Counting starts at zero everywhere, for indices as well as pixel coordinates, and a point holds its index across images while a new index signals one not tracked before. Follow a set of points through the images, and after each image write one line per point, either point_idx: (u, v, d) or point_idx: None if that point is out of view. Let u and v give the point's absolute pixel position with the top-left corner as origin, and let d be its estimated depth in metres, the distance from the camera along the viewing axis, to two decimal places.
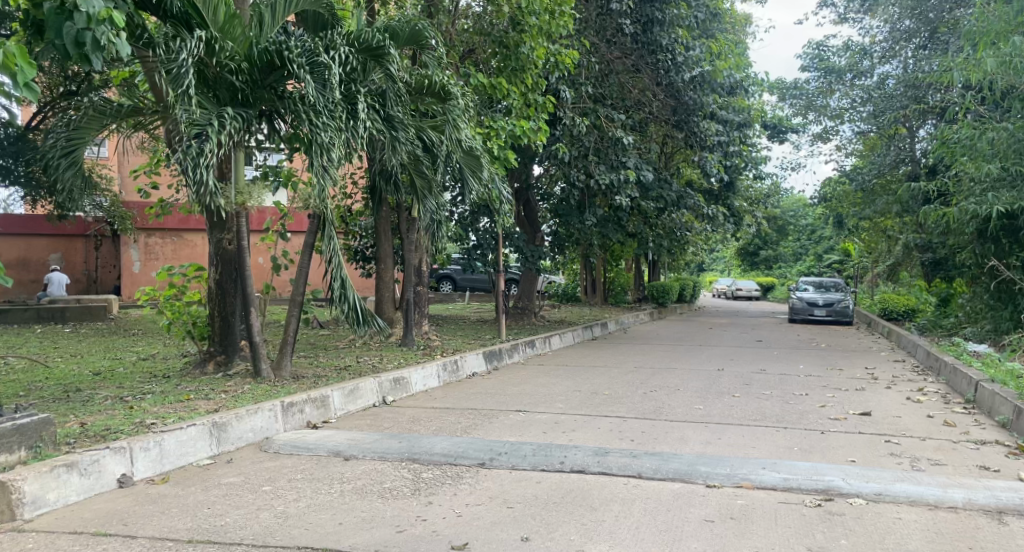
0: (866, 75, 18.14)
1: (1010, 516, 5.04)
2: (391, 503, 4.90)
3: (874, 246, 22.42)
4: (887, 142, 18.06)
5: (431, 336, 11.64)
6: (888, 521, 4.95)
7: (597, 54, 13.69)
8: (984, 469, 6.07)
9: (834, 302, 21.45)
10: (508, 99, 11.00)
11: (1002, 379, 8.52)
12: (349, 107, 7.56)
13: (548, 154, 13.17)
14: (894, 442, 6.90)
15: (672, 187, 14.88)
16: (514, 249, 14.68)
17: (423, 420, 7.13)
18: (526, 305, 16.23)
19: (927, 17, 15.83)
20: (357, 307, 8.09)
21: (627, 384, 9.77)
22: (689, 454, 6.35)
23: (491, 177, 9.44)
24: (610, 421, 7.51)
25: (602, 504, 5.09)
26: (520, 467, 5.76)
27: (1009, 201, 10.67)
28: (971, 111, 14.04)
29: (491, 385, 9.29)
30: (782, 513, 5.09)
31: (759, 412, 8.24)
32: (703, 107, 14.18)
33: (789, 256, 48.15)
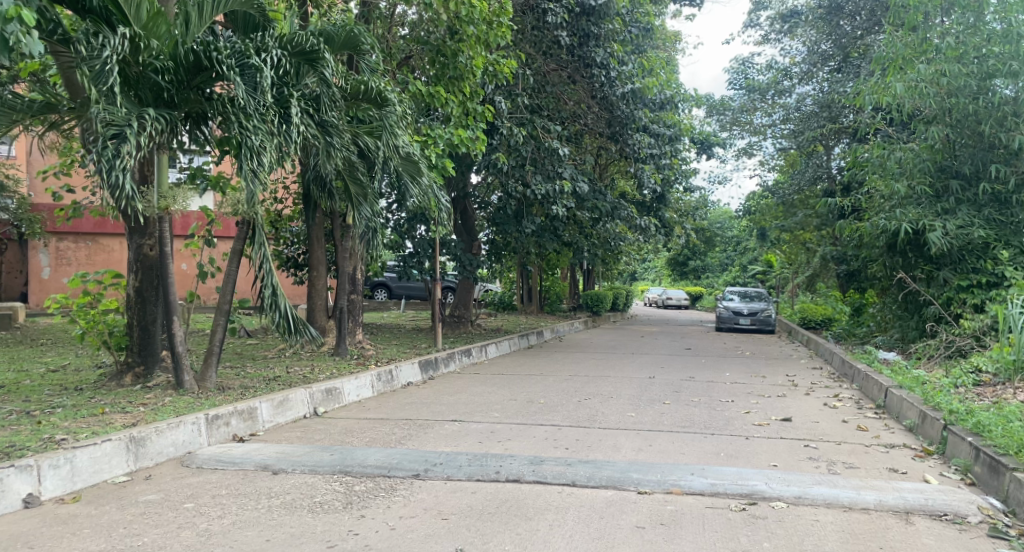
0: (787, 94, 18.81)
1: (918, 516, 5.24)
2: (321, 518, 4.75)
3: (792, 258, 23.11)
4: (806, 158, 18.62)
5: (365, 345, 11.45)
6: (807, 524, 5.09)
7: (534, 66, 13.81)
8: (894, 471, 6.31)
9: (757, 311, 22.07)
10: (446, 107, 10.94)
11: (909, 384, 8.91)
12: (281, 111, 7.40)
13: (485, 163, 13.12)
14: (812, 446, 7.11)
15: (606, 198, 15.08)
16: (451, 257, 14.57)
17: (355, 431, 6.98)
18: (461, 313, 16.14)
19: (841, 41, 16.63)
20: (289, 315, 7.89)
21: (562, 392, 9.80)
22: (621, 461, 6.40)
23: (430, 183, 9.29)
24: (545, 429, 7.51)
25: (537, 513, 5.07)
26: (455, 478, 5.68)
27: (915, 218, 11.11)
28: (881, 132, 14.73)
29: (425, 395, 9.17)
30: (709, 518, 5.17)
31: (688, 419, 8.38)
32: (636, 120, 14.43)
33: (716, 267, 49.68)
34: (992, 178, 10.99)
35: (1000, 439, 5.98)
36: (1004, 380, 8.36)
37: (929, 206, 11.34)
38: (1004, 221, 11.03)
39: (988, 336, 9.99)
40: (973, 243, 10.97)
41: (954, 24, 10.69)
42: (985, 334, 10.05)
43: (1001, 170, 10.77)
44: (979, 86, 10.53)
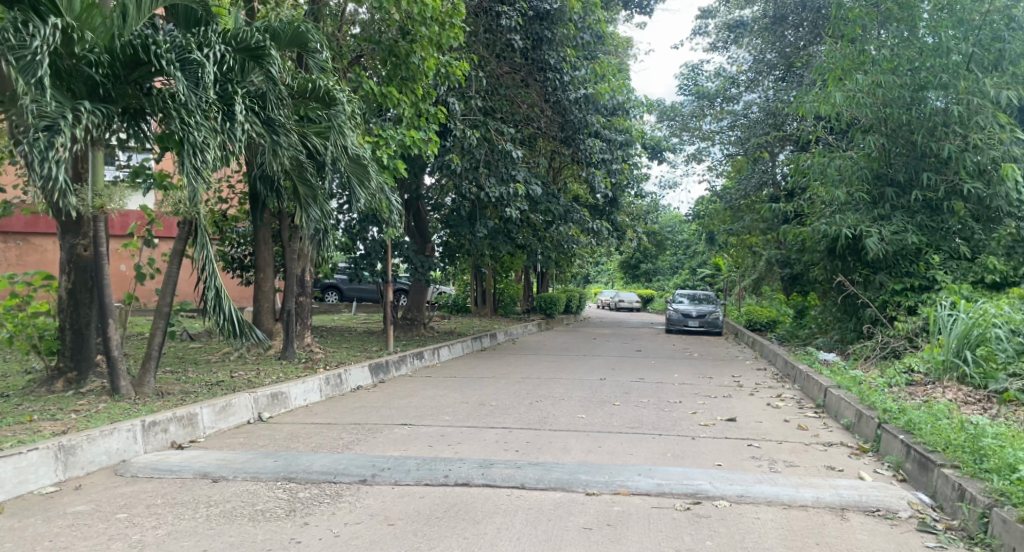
0: (734, 101, 19.20)
1: (853, 511, 5.39)
2: (263, 526, 4.66)
3: (739, 262, 23.53)
4: (752, 164, 18.98)
5: (314, 348, 11.28)
6: (748, 521, 5.19)
7: (487, 68, 13.82)
8: (831, 468, 6.49)
9: (706, 314, 22.45)
10: (399, 108, 10.86)
11: (847, 384, 9.17)
12: (225, 108, 7.25)
13: (439, 164, 13.06)
14: (755, 446, 7.26)
15: (559, 201, 15.20)
16: (403, 259, 14.44)
17: (302, 437, 6.87)
18: (414, 315, 16.03)
19: (785, 51, 17.12)
20: (233, 318, 7.73)
21: (513, 395, 9.81)
22: (571, 463, 6.43)
23: (380, 186, 9.20)
24: (495, 432, 7.51)
25: (484, 517, 5.06)
26: (403, 482, 5.63)
27: (853, 223, 11.39)
28: (823, 140, 15.16)
29: (375, 399, 9.09)
30: (655, 518, 5.24)
31: (637, 420, 8.48)
32: (588, 126, 14.57)
33: (667, 269, 50.56)
34: (924, 186, 11.41)
35: (929, 436, 6.19)
36: (934, 379, 8.65)
37: (866, 212, 11.64)
38: (935, 227, 11.45)
39: (920, 337, 10.34)
40: (907, 248, 11.33)
41: (889, 37, 11.10)
42: (917, 336, 10.39)
43: (933, 178, 11.20)
44: (912, 97, 10.97)
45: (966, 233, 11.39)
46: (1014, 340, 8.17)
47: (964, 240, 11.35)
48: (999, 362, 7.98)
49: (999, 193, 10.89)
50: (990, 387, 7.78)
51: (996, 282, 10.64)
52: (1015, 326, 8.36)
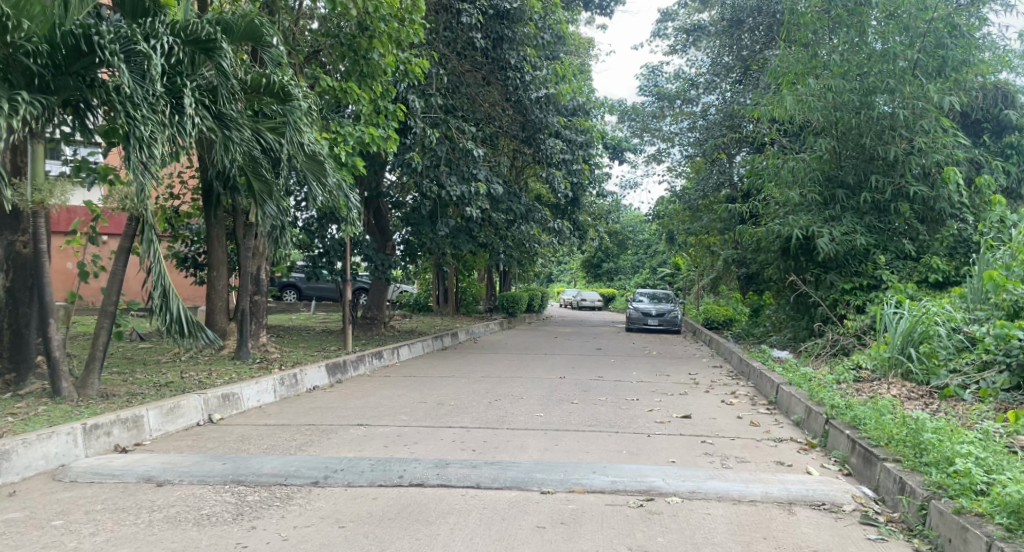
0: (693, 102, 19.46)
1: (800, 505, 5.52)
2: (208, 531, 4.58)
3: (697, 261, 23.82)
4: (710, 165, 19.16)
5: (270, 348, 11.05)
6: (699, 517, 5.28)
7: (447, 65, 13.76)
8: (781, 464, 6.62)
9: (665, 312, 22.71)
10: (358, 104, 10.69)
11: (797, 381, 9.35)
12: (173, 101, 7.12)
13: (399, 162, 12.97)
14: (709, 442, 7.37)
15: (521, 201, 15.36)
16: (363, 257, 14.29)
17: (253, 439, 6.77)
18: (374, 314, 15.86)
19: (741, 54, 17.44)
20: (182, 319, 7.59)
21: (472, 394, 9.79)
22: (527, 461, 6.45)
23: (337, 182, 9.10)
24: (453, 432, 7.49)
25: (438, 517, 5.05)
26: (356, 484, 5.59)
27: (805, 224, 11.62)
28: (777, 142, 15.45)
29: (331, 399, 8.99)
30: (608, 515, 5.30)
31: (594, 418, 8.54)
32: (548, 126, 14.61)
33: (628, 269, 51.06)
34: (873, 188, 11.69)
35: (873, 430, 6.36)
36: (880, 376, 8.88)
37: (818, 213, 11.87)
38: (883, 228, 11.73)
39: (868, 335, 10.64)
40: (856, 249, 11.57)
41: (840, 42, 11.33)
42: (865, 333, 10.68)
43: (881, 181, 11.48)
44: (861, 101, 11.21)
45: (912, 234, 11.70)
46: (955, 337, 8.43)
47: (910, 241, 11.67)
48: (941, 359, 8.22)
49: (942, 196, 11.23)
50: (932, 383, 8.02)
51: (939, 281, 11.13)
52: (956, 324, 8.65)
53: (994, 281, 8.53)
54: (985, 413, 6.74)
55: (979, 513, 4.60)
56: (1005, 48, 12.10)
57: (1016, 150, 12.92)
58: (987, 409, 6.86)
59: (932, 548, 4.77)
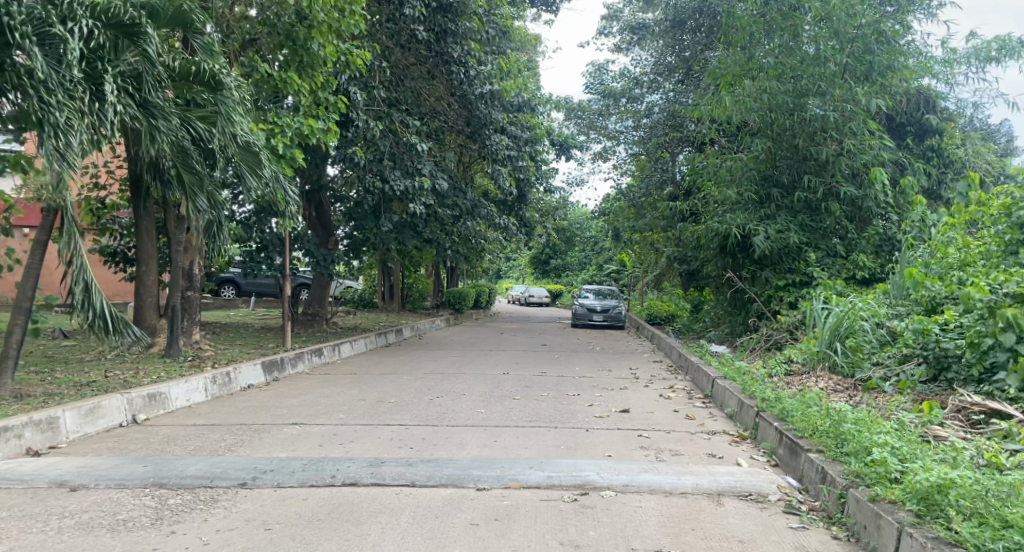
0: (638, 101, 19.63)
1: (729, 497, 5.66)
2: (123, 538, 4.43)
3: (641, 258, 24.11)
4: (654, 164, 19.37)
5: (203, 345, 10.71)
6: (630, 511, 5.36)
7: (391, 58, 13.59)
8: (712, 456, 6.76)
9: (609, 308, 22.93)
10: (298, 95, 10.31)
11: (732, 374, 9.56)
12: (92, 87, 6.87)
13: (341, 156, 12.75)
14: (645, 436, 7.47)
15: (467, 196, 15.17)
16: (304, 252, 14.01)
17: (180, 439, 6.58)
18: (316, 311, 15.56)
19: (683, 55, 17.77)
20: (105, 314, 7.31)
21: (412, 391, 9.72)
22: (464, 458, 6.43)
23: (273, 174, 8.86)
24: (390, 429, 7.41)
25: (370, 516, 5.00)
26: (286, 484, 5.49)
27: (742, 222, 11.85)
28: (718, 142, 15.75)
29: (265, 398, 8.80)
30: (542, 510, 5.33)
31: (535, 413, 8.57)
32: (493, 122, 14.54)
33: (575, 265, 51.52)
34: (806, 188, 12.00)
35: (799, 422, 6.56)
36: (809, 369, 9.15)
37: (754, 211, 12.11)
38: (815, 227, 12.08)
39: (799, 330, 10.96)
40: (789, 247, 11.88)
41: (775, 45, 11.58)
42: (797, 328, 10.97)
43: (813, 180, 11.79)
44: (794, 103, 11.45)
45: (841, 233, 12.15)
46: (878, 332, 8.82)
47: (840, 240, 12.08)
48: (865, 352, 8.54)
49: (869, 196, 11.67)
50: (857, 375, 8.31)
51: (866, 278, 11.63)
52: (879, 319, 9.00)
53: (914, 279, 8.90)
54: (903, 404, 7.00)
55: (892, 500, 4.82)
56: (927, 55, 12.59)
57: (937, 153, 13.47)
58: (905, 400, 7.13)
59: (849, 535, 4.97)
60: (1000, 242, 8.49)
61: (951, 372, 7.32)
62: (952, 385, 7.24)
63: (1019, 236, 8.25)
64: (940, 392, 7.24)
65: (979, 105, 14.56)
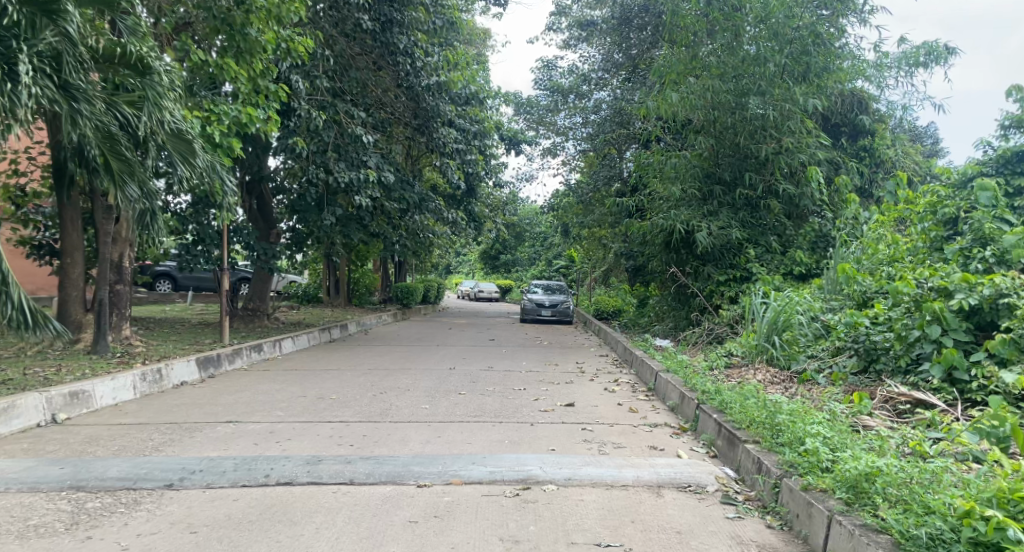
0: (586, 97, 19.67)
1: (668, 488, 5.70)
2: (34, 545, 4.25)
3: (590, 254, 24.21)
4: (602, 160, 19.41)
5: (134, 341, 10.32)
6: (572, 504, 5.35)
7: (335, 47, 13.33)
8: (653, 448, 6.81)
9: (557, 303, 23.00)
10: (236, 82, 9.98)
11: (674, 367, 9.67)
12: (6, 67, 6.54)
13: (282, 146, 12.47)
14: (588, 429, 7.48)
15: (414, 189, 14.93)
16: (243, 245, 13.61)
17: (103, 439, 6.33)
18: (256, 306, 15.18)
19: (630, 52, 17.92)
20: (23, 307, 6.97)
21: (355, 387, 9.55)
22: (405, 455, 6.33)
23: (207, 162, 8.59)
24: (330, 426, 7.26)
25: (304, 516, 4.88)
26: (216, 485, 5.32)
27: (686, 219, 11.95)
28: (663, 139, 15.90)
29: (198, 395, 8.54)
30: (483, 505, 5.28)
31: (480, 408, 8.51)
32: (441, 115, 14.37)
33: (525, 261, 51.73)
34: (745, 185, 12.20)
35: (738, 414, 6.64)
36: (748, 362, 9.31)
37: (697, 208, 12.23)
38: (755, 223, 12.34)
39: (739, 324, 11.19)
40: (730, 242, 12.09)
41: (718, 45, 11.73)
42: (737, 322, 11.17)
43: (753, 178, 12.01)
44: (735, 101, 11.64)
45: (779, 230, 12.41)
46: (813, 325, 9.00)
47: (777, 237, 12.35)
48: (800, 345, 8.73)
49: (806, 194, 11.95)
50: (793, 367, 8.48)
51: (802, 273, 11.87)
52: (815, 313, 9.18)
53: (846, 273, 9.12)
54: (835, 395, 7.18)
55: (824, 489, 4.93)
56: (861, 58, 12.91)
57: (869, 153, 13.92)
58: (837, 391, 7.29)
59: (783, 524, 5.07)
60: (927, 238, 8.85)
61: (880, 364, 7.53)
62: (881, 376, 7.43)
63: (942, 233, 8.62)
64: (870, 384, 7.42)
65: (909, 107, 15.01)
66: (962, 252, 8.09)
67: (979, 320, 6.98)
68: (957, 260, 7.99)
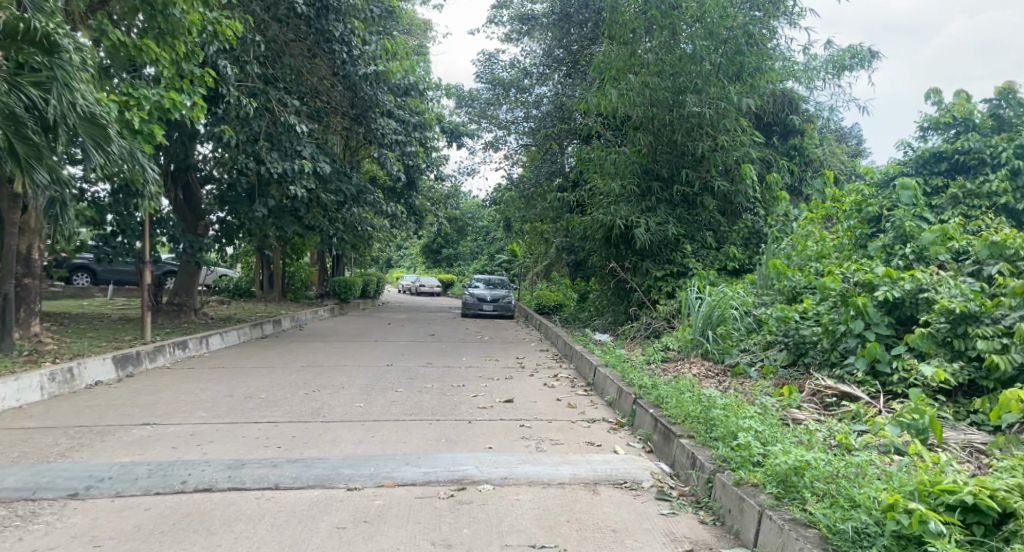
0: (527, 92, 19.57)
1: (604, 485, 5.63)
2: None
3: (531, 248, 24.15)
4: (543, 155, 19.28)
5: (45, 338, 9.74)
6: (507, 504, 5.22)
7: (267, 32, 12.83)
8: (591, 444, 6.73)
9: (499, 297, 22.88)
10: (158, 65, 9.48)
11: (613, 362, 9.65)
12: None
13: (209, 134, 11.95)
14: (526, 426, 7.36)
15: (351, 181, 14.58)
16: (168, 238, 13.02)
17: (6, 445, 5.96)
18: (183, 301, 14.55)
19: (571, 48, 17.88)
20: None
21: (287, 386, 9.22)
22: (336, 456, 6.10)
23: (123, 148, 8.15)
24: (258, 427, 6.97)
25: (222, 526, 4.65)
26: (126, 493, 5.06)
27: (625, 215, 11.98)
28: (602, 135, 15.91)
29: (116, 395, 8.12)
30: (415, 508, 5.11)
31: (416, 406, 8.29)
32: (379, 105, 14.05)
33: (467, 255, 51.54)
34: (682, 182, 12.29)
35: (673, 408, 6.62)
36: (684, 356, 9.36)
37: (635, 204, 12.23)
38: (691, 220, 12.42)
39: (676, 319, 11.30)
40: (667, 238, 12.16)
41: (655, 44, 11.71)
42: (674, 317, 11.29)
43: (690, 174, 12.12)
44: (673, 99, 11.67)
45: (714, 226, 12.54)
46: (746, 319, 9.11)
47: (711, 233, 12.49)
48: (733, 340, 8.83)
49: (740, 190, 12.10)
50: (726, 361, 8.56)
51: (736, 269, 12.13)
52: (747, 308, 9.31)
53: (777, 269, 9.24)
54: (766, 389, 7.23)
55: (755, 484, 4.92)
56: (791, 59, 13.15)
57: (799, 152, 14.23)
58: (767, 385, 7.36)
59: (715, 519, 5.05)
60: (851, 235, 9.07)
61: (808, 357, 7.66)
62: (809, 369, 7.55)
63: (866, 231, 8.83)
64: (799, 377, 7.53)
65: (836, 109, 15.37)
66: (884, 250, 8.28)
67: (900, 314, 7.16)
68: (879, 257, 8.18)
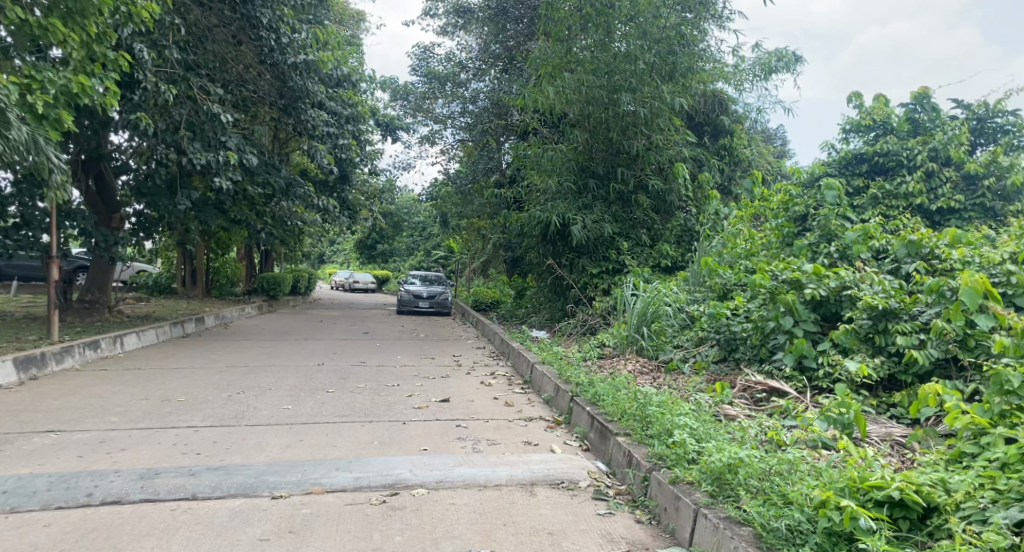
0: (463, 86, 19.28)
1: (541, 486, 5.49)
2: None
3: (467, 244, 23.91)
4: (480, 150, 19.00)
5: None
6: (442, 509, 5.03)
7: (186, 16, 12.20)
8: (528, 444, 6.57)
9: (436, 294, 22.56)
10: (66, 47, 8.87)
11: (550, 360, 9.52)
12: None
13: (124, 122, 11.29)
14: (462, 426, 7.16)
15: (280, 173, 14.08)
16: (79, 230, 12.29)
17: None
18: (95, 298, 13.77)
19: (507, 44, 17.68)
20: None
21: (209, 388, 8.78)
22: (261, 462, 5.78)
23: (23, 131, 7.56)
24: (176, 433, 6.57)
25: (131, 542, 4.33)
26: (24, 509, 4.68)
27: (562, 211, 11.87)
28: (538, 131, 15.78)
29: (18, 400, 7.57)
30: (345, 515, 4.87)
31: (348, 407, 7.99)
32: (309, 95, 13.57)
33: (403, 251, 50.89)
34: (618, 179, 12.27)
35: (609, 406, 6.53)
36: (619, 353, 9.30)
37: (571, 201, 12.15)
38: (626, 218, 12.43)
39: (611, 316, 11.30)
40: (603, 236, 12.14)
41: (590, 42, 11.69)
42: (609, 314, 11.28)
43: (625, 172, 12.11)
44: (608, 97, 11.57)
45: (648, 224, 12.59)
46: (680, 316, 9.16)
47: (646, 230, 12.53)
48: (667, 336, 8.84)
49: (673, 189, 12.18)
50: (660, 358, 8.55)
51: (668, 266, 12.27)
52: (681, 304, 9.34)
53: (709, 266, 9.28)
54: (699, 385, 7.20)
55: (691, 482, 4.86)
56: (722, 60, 13.30)
57: (729, 151, 14.42)
58: (700, 381, 7.35)
59: (651, 517, 4.97)
60: (779, 234, 9.16)
61: (739, 353, 7.71)
62: (739, 365, 7.61)
63: (793, 229, 8.95)
64: (729, 372, 7.59)
65: (763, 110, 15.69)
66: (810, 248, 8.38)
67: (825, 311, 7.23)
68: (805, 255, 8.28)
